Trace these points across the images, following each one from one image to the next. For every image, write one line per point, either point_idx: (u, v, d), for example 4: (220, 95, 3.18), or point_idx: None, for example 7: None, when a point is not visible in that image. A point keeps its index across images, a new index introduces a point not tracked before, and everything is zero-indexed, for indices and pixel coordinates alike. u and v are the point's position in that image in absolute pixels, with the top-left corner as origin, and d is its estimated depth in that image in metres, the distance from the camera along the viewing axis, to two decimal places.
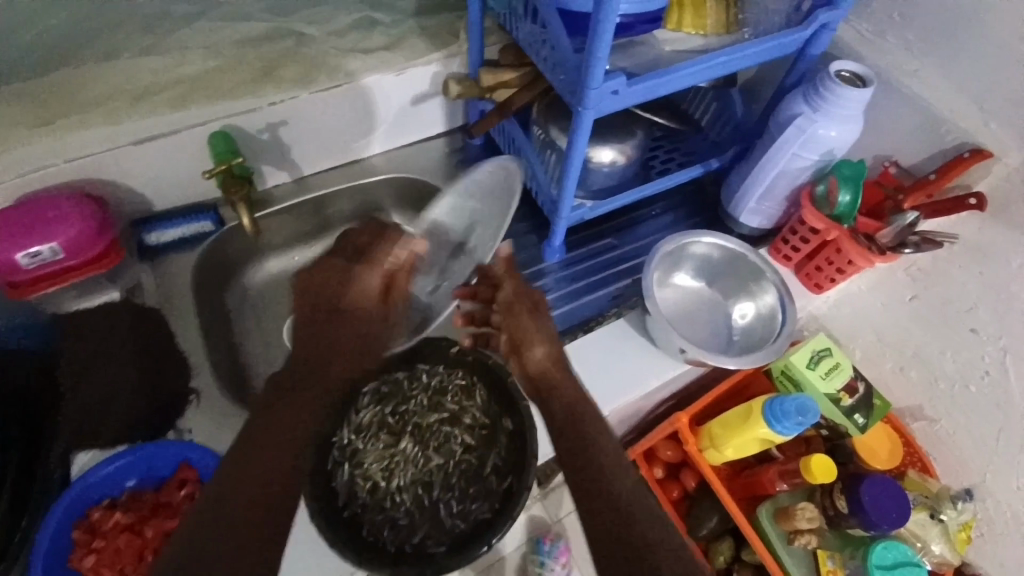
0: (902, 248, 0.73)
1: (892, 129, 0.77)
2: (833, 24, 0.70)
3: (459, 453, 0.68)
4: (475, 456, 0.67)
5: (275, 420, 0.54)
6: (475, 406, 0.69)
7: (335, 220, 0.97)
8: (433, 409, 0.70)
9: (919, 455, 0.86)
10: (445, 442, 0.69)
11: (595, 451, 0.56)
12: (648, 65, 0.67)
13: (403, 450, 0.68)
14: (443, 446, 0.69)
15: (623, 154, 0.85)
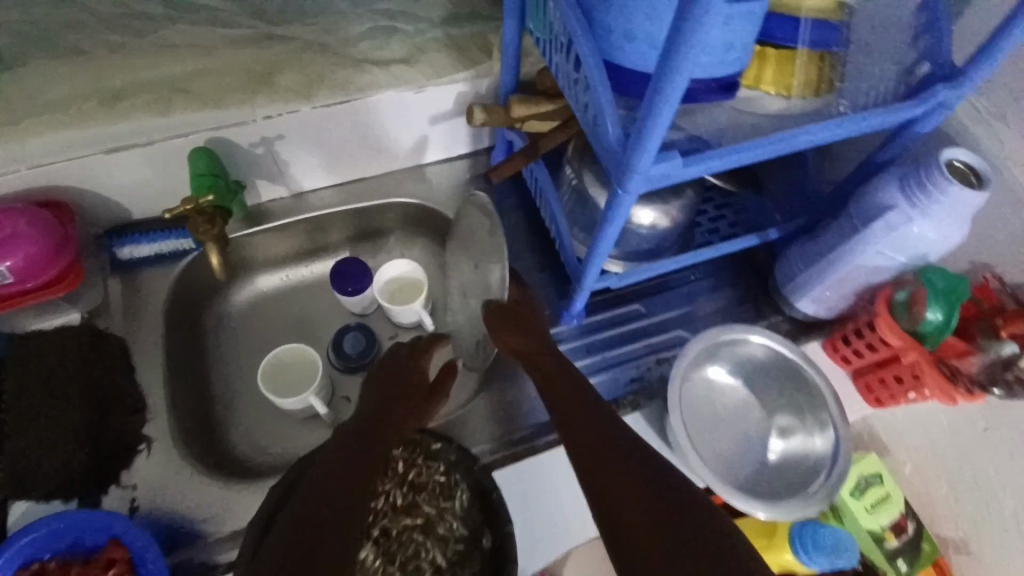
0: (992, 387, 0.60)
1: (1001, 235, 0.62)
2: (950, 104, 0.56)
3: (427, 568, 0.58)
4: None
5: (341, 462, 0.51)
6: (453, 511, 0.58)
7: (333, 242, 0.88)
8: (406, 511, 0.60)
9: None
10: (415, 553, 0.59)
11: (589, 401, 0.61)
12: (711, 135, 0.54)
13: (361, 561, 0.57)
14: (410, 560, 0.59)
15: (666, 217, 0.73)
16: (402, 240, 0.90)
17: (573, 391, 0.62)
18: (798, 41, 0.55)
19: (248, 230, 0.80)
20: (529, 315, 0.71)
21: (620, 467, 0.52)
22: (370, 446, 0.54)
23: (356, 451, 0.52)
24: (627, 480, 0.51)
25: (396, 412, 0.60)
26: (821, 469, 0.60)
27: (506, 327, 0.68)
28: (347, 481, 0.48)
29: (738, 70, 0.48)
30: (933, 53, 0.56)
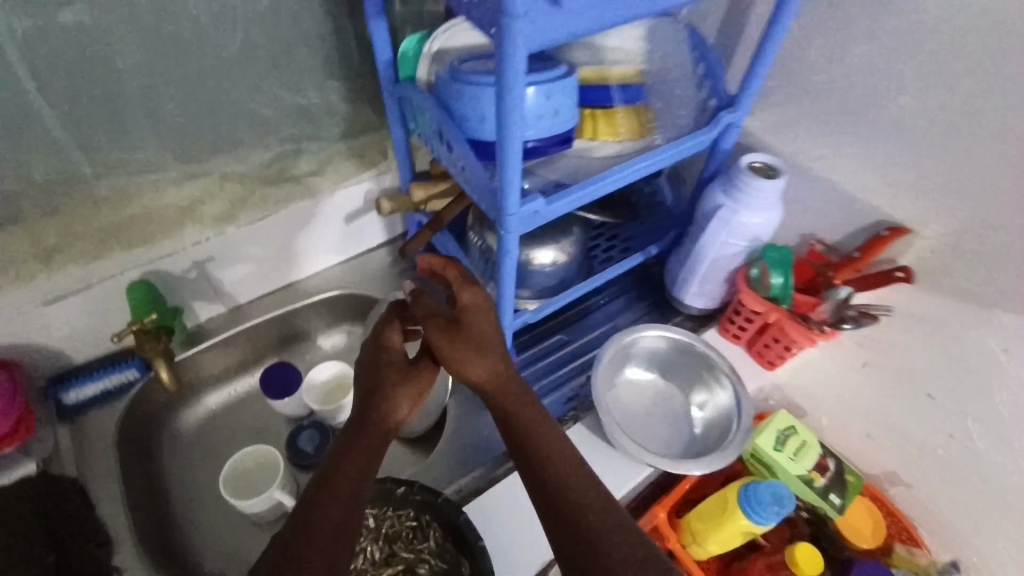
0: (841, 324, 0.74)
1: (813, 208, 0.79)
2: (737, 122, 0.74)
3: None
4: None
5: (336, 487, 0.52)
6: (429, 552, 0.62)
7: (267, 350, 0.93)
8: (386, 563, 0.64)
9: (905, 526, 0.80)
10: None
11: (548, 438, 0.58)
12: (569, 177, 0.69)
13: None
14: None
15: (562, 253, 0.86)
16: (325, 338, 0.97)
17: (526, 417, 0.59)
18: (614, 100, 0.71)
19: (189, 351, 0.85)
20: (489, 323, 0.61)
21: (574, 514, 0.53)
22: (360, 463, 0.54)
23: (353, 472, 0.54)
24: (582, 529, 0.52)
25: (381, 409, 0.59)
26: (732, 420, 0.70)
27: (463, 346, 0.59)
28: (343, 519, 0.50)
29: (571, 127, 0.64)
30: (717, 90, 0.75)
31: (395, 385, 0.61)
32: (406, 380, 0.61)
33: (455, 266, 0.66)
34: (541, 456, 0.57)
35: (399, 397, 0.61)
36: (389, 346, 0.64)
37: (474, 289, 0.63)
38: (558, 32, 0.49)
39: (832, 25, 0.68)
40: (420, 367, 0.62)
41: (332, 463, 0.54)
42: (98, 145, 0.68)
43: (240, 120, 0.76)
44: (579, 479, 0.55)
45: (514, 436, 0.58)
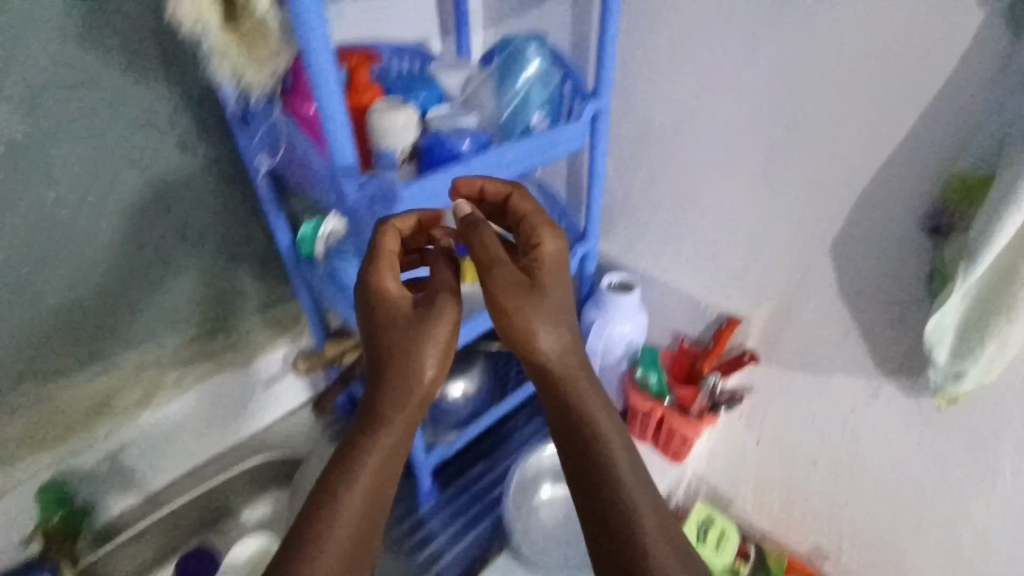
0: (715, 408, 0.82)
1: (673, 310, 0.92)
2: (592, 251, 0.89)
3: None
4: None
5: (374, 452, 0.53)
6: None
7: (186, 533, 0.90)
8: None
9: None
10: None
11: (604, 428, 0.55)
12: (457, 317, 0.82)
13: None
14: None
15: (470, 384, 0.93)
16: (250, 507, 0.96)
17: (580, 389, 0.56)
18: None
19: (98, 551, 0.82)
20: (561, 282, 0.57)
21: (610, 488, 0.53)
22: (393, 430, 0.54)
23: (383, 446, 0.54)
24: (621, 508, 0.52)
25: (409, 370, 0.54)
26: None
27: (532, 307, 0.55)
28: (372, 493, 0.52)
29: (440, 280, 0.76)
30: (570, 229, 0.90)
31: (426, 335, 0.55)
32: (430, 335, 0.55)
33: (522, 198, 0.62)
34: (591, 438, 0.55)
35: (415, 352, 0.55)
36: (400, 291, 0.57)
37: (551, 232, 0.59)
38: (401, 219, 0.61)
39: (641, 171, 0.85)
40: (436, 316, 0.55)
41: (372, 431, 0.54)
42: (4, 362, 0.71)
43: (147, 313, 0.79)
44: (630, 460, 0.54)
45: (569, 403, 0.56)
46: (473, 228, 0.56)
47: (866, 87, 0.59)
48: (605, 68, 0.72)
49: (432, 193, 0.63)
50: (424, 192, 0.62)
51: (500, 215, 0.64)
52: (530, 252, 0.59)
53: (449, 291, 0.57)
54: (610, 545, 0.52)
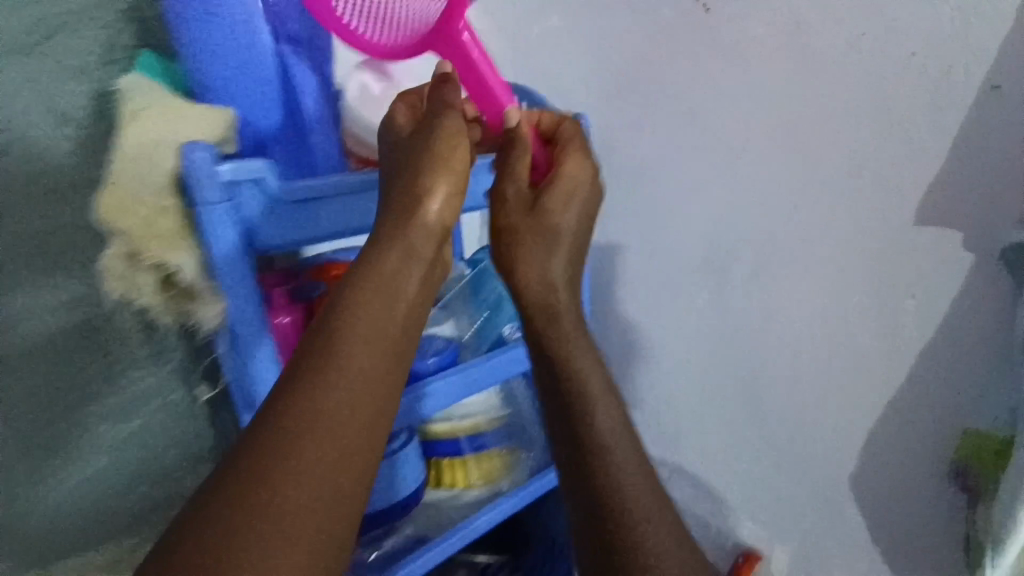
0: None
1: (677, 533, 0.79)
2: None
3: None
4: None
5: (366, 314, 0.36)
6: None
7: None
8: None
9: None
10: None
11: (556, 334, 0.50)
12: (432, 523, 0.74)
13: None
14: None
15: None
16: None
17: (559, 311, 0.49)
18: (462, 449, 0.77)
19: None
20: (580, 221, 0.48)
21: (575, 391, 0.50)
22: (399, 269, 0.38)
23: (388, 288, 0.37)
24: (571, 389, 0.50)
25: (411, 208, 0.39)
26: None
27: (539, 247, 0.47)
28: (382, 353, 0.35)
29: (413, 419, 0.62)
30: None
31: (432, 164, 0.40)
32: (445, 159, 0.40)
33: (573, 129, 0.49)
34: (559, 356, 0.50)
35: (422, 184, 0.40)
36: (410, 127, 0.43)
37: (579, 155, 0.48)
38: None
39: None
40: (445, 137, 0.41)
41: (364, 267, 0.37)
42: None
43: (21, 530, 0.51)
44: (583, 367, 0.50)
45: (542, 319, 0.49)
46: (507, 173, 0.46)
47: (856, 336, 0.55)
48: (578, 282, 0.69)
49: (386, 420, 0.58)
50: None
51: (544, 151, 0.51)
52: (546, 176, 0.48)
53: (459, 117, 0.43)
54: (575, 442, 0.50)
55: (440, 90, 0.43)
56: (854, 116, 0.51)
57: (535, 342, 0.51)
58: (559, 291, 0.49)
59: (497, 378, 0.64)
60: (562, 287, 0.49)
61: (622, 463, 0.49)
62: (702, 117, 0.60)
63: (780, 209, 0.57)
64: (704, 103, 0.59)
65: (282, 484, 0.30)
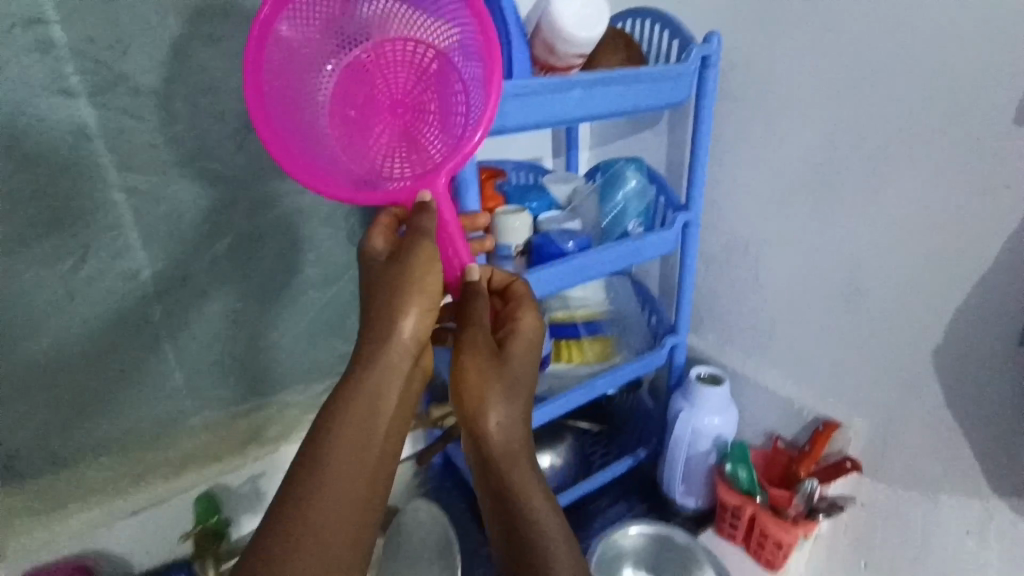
0: (816, 513, 0.81)
1: (764, 413, 0.94)
2: (681, 342, 0.95)
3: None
4: None
5: (348, 427, 0.51)
6: None
7: None
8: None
9: None
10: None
11: (507, 457, 0.55)
12: (550, 389, 0.91)
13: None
14: None
15: (558, 458, 1.00)
16: None
17: (517, 463, 0.55)
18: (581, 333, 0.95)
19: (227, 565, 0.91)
20: (528, 360, 0.59)
21: (534, 531, 0.53)
22: (385, 380, 0.53)
23: (368, 400, 0.52)
24: (512, 476, 0.55)
25: (391, 323, 0.53)
26: None
27: (495, 383, 0.56)
28: (359, 462, 0.50)
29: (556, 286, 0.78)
30: (661, 320, 0.99)
31: (413, 287, 0.54)
32: (409, 287, 0.54)
33: (522, 288, 0.66)
34: (508, 475, 0.55)
35: (410, 300, 0.54)
36: (386, 250, 0.58)
37: (530, 314, 0.63)
38: None
39: (730, 276, 0.94)
40: (415, 262, 0.55)
41: (362, 380, 0.52)
42: None
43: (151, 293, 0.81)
44: (507, 451, 0.56)
45: (502, 460, 0.55)
46: (473, 293, 0.58)
47: (944, 220, 0.67)
48: (697, 186, 0.83)
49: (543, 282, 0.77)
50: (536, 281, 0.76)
51: (500, 304, 0.67)
52: (506, 326, 0.63)
53: (427, 224, 0.56)
54: (524, 544, 0.53)
55: (417, 218, 0.57)
56: (965, 29, 0.61)
57: (489, 461, 0.56)
58: (523, 442, 0.57)
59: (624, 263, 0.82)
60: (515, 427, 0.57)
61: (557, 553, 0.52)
62: (836, 33, 0.71)
63: (897, 112, 0.68)
64: (829, 31, 0.72)
65: (307, 515, 0.47)
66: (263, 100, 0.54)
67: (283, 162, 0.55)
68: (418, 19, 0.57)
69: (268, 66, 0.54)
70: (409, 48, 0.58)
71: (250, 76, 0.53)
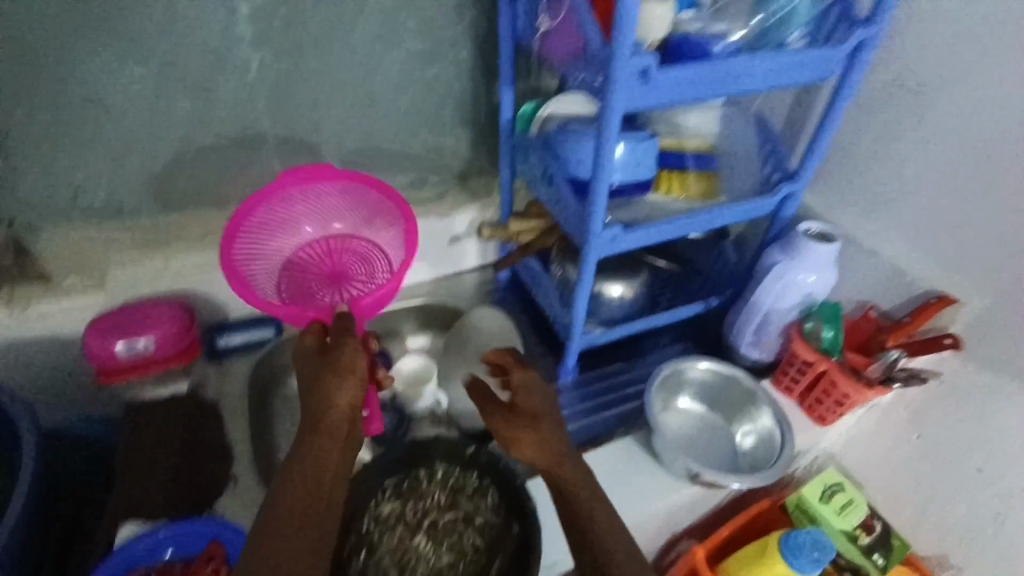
0: (891, 381, 0.80)
1: (865, 277, 0.89)
2: (796, 193, 0.86)
3: (467, 556, 0.74)
4: (483, 558, 0.73)
5: (302, 468, 0.57)
6: (485, 507, 0.76)
7: None
8: (449, 506, 0.77)
9: None
10: (458, 540, 0.75)
11: (569, 469, 0.63)
12: (642, 218, 0.82)
13: (418, 546, 0.74)
14: (456, 543, 0.75)
15: (629, 290, 0.99)
16: (412, 338, 1.12)
17: (554, 460, 0.63)
18: (690, 164, 0.85)
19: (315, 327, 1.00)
20: (535, 407, 0.67)
21: (582, 528, 0.59)
22: (328, 447, 0.59)
23: (317, 459, 0.58)
24: (561, 480, 0.62)
25: (326, 405, 0.61)
26: (774, 450, 0.78)
27: (524, 430, 0.65)
28: (322, 496, 0.56)
29: (699, 93, 0.66)
30: (779, 166, 0.87)
31: (340, 366, 0.63)
32: (339, 366, 0.63)
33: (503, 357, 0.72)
34: (556, 478, 0.63)
35: (336, 372, 0.63)
36: (315, 348, 0.66)
37: (520, 368, 0.71)
38: (650, 97, 0.64)
39: (886, 121, 0.82)
40: (342, 347, 0.65)
41: (307, 451, 0.58)
42: (294, 155, 0.92)
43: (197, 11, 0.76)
44: (574, 475, 0.63)
45: (543, 462, 0.63)
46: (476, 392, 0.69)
47: None
48: None
49: (690, 82, 0.65)
50: (683, 79, 0.64)
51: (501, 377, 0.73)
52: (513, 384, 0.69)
53: (349, 321, 0.68)
54: (585, 552, 0.58)
55: (338, 324, 0.67)
56: None
57: (547, 471, 0.63)
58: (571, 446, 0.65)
59: (776, 81, 0.70)
60: (536, 435, 0.64)
61: (615, 549, 0.58)
62: None
63: None
64: None
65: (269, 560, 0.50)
66: (229, 257, 0.70)
67: (243, 296, 0.67)
68: (348, 219, 0.81)
69: (236, 235, 0.71)
70: (337, 240, 0.80)
71: (221, 251, 0.69)
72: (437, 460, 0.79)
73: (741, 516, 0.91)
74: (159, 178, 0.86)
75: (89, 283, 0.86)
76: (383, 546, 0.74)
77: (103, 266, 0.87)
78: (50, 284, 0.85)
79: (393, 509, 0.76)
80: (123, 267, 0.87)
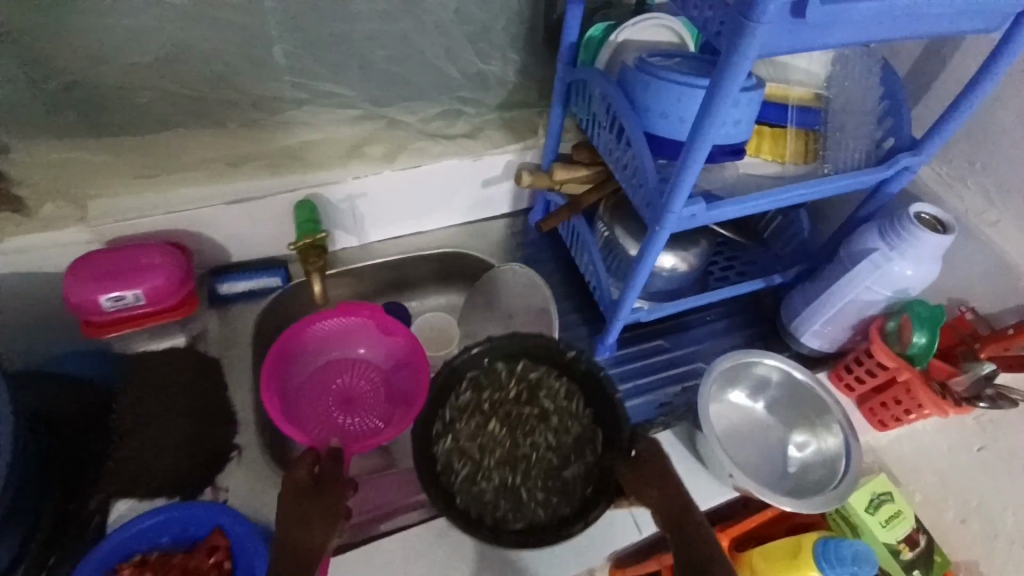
0: (978, 401, 0.70)
1: (969, 272, 0.76)
2: (913, 168, 0.70)
3: (542, 450, 0.72)
4: (560, 456, 0.71)
5: None
6: (568, 409, 0.72)
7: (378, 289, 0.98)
8: (527, 400, 0.74)
9: None
10: (533, 431, 0.73)
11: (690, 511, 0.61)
12: (722, 191, 0.68)
13: (493, 430, 0.72)
14: (530, 436, 0.73)
15: (684, 261, 0.87)
16: (430, 289, 1.01)
17: (678, 508, 0.61)
18: (786, 122, 0.72)
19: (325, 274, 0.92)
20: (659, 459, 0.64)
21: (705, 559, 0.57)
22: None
23: None
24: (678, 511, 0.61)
25: (311, 536, 0.56)
26: (836, 469, 0.70)
27: (652, 481, 0.63)
28: None
29: (851, 41, 0.50)
30: (897, 129, 0.71)
31: (329, 498, 0.59)
32: (331, 502, 0.59)
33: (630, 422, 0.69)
34: (678, 517, 0.60)
35: (327, 509, 0.59)
36: (303, 476, 0.60)
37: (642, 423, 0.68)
38: (794, 43, 0.48)
39: None
40: (335, 478, 0.62)
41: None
42: (309, 70, 0.75)
43: None
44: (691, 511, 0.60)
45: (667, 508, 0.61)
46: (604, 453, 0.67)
47: None
48: None
49: (848, 25, 0.49)
50: (844, 19, 0.47)
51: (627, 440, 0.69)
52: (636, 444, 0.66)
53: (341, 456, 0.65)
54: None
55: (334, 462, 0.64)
56: None
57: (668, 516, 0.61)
58: (690, 497, 0.62)
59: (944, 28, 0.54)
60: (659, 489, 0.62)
61: None
62: None
63: None
64: None
65: None
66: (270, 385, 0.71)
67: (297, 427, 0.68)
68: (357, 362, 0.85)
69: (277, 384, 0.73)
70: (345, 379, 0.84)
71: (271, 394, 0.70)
72: (518, 363, 0.75)
73: (772, 509, 0.86)
74: (144, 89, 0.70)
75: (67, 213, 0.74)
76: (464, 431, 0.71)
77: (84, 194, 0.74)
78: (23, 211, 0.72)
79: (472, 399, 0.73)
80: (108, 195, 0.75)
